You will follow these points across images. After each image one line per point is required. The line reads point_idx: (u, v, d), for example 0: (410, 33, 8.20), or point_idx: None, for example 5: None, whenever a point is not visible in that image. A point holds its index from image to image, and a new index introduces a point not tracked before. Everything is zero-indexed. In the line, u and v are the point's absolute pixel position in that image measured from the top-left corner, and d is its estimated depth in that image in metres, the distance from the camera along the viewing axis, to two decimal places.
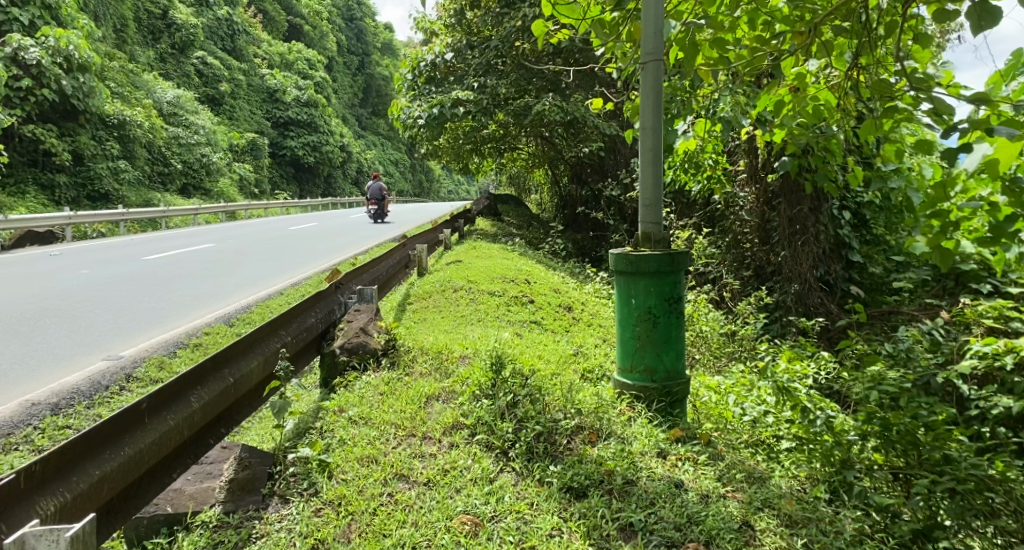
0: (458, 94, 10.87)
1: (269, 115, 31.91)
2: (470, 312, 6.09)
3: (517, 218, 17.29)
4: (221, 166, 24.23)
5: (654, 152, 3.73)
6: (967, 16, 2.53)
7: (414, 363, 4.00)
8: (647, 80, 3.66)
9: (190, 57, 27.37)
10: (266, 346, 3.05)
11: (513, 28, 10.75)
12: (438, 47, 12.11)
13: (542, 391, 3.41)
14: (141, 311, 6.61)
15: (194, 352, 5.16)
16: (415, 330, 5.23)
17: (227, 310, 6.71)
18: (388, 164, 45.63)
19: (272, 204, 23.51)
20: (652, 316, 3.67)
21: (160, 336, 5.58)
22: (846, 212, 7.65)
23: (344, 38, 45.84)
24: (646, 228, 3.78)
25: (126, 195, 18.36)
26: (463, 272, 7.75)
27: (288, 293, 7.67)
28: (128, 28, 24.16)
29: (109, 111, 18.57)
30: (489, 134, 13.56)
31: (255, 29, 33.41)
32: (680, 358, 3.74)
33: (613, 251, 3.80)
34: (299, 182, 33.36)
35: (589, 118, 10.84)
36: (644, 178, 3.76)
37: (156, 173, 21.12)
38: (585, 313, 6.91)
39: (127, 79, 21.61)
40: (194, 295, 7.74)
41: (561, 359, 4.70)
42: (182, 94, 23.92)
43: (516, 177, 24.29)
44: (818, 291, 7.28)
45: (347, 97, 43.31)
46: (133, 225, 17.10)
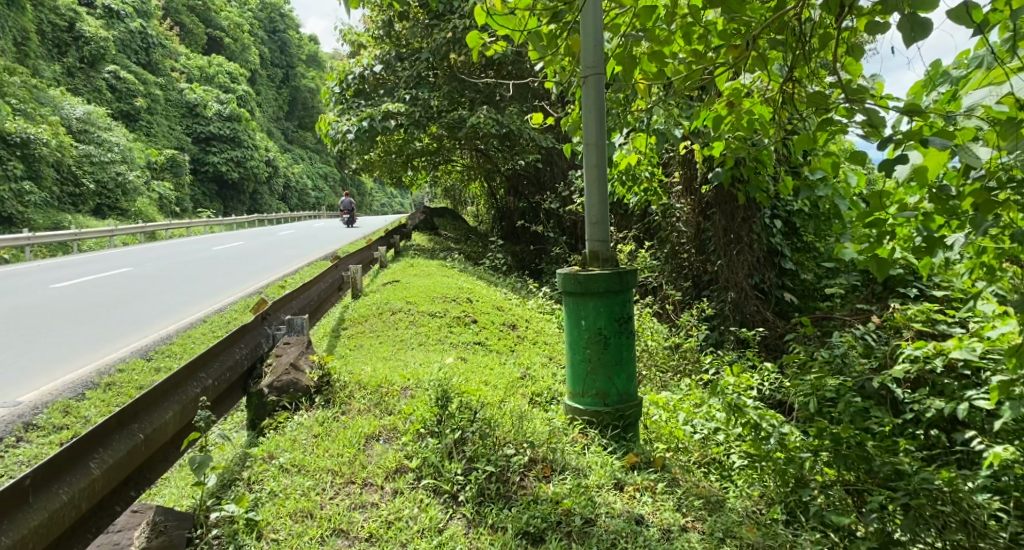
0: (388, 107, 10.59)
1: (190, 130, 30.58)
2: (410, 336, 5.82)
3: (454, 232, 17.06)
4: (138, 185, 22.99)
5: (599, 168, 3.63)
6: (900, 27, 2.53)
7: (351, 398, 3.73)
8: (588, 94, 3.59)
9: (101, 71, 25.94)
10: (184, 389, 2.73)
11: (443, 40, 10.56)
12: (366, 59, 11.79)
13: (491, 424, 3.21)
14: (45, 348, 6.00)
15: (105, 393, 4.69)
16: (352, 359, 4.94)
17: (143, 343, 6.20)
18: (318, 179, 44.56)
19: (195, 223, 22.45)
20: (602, 337, 3.54)
21: (66, 375, 5.08)
22: (778, 220, 7.80)
23: (268, 51, 44.62)
24: (593, 246, 3.67)
25: (32, 217, 17.13)
26: (402, 292, 7.47)
27: (212, 320, 7.20)
28: (31, 41, 22.69)
29: (10, 128, 17.31)
30: (421, 147, 13.31)
31: (171, 42, 32.04)
32: (632, 380, 3.61)
33: (561, 271, 3.67)
34: (223, 199, 32.11)
35: (524, 131, 10.75)
36: (588, 194, 3.65)
37: (65, 194, 19.82)
38: (529, 330, 6.75)
39: (30, 95, 20.24)
40: (107, 325, 7.17)
41: (509, 383, 4.51)
42: (93, 110, 22.60)
43: (451, 190, 24.06)
44: (753, 299, 7.33)
45: (272, 112, 42.09)
46: (41, 250, 15.96)
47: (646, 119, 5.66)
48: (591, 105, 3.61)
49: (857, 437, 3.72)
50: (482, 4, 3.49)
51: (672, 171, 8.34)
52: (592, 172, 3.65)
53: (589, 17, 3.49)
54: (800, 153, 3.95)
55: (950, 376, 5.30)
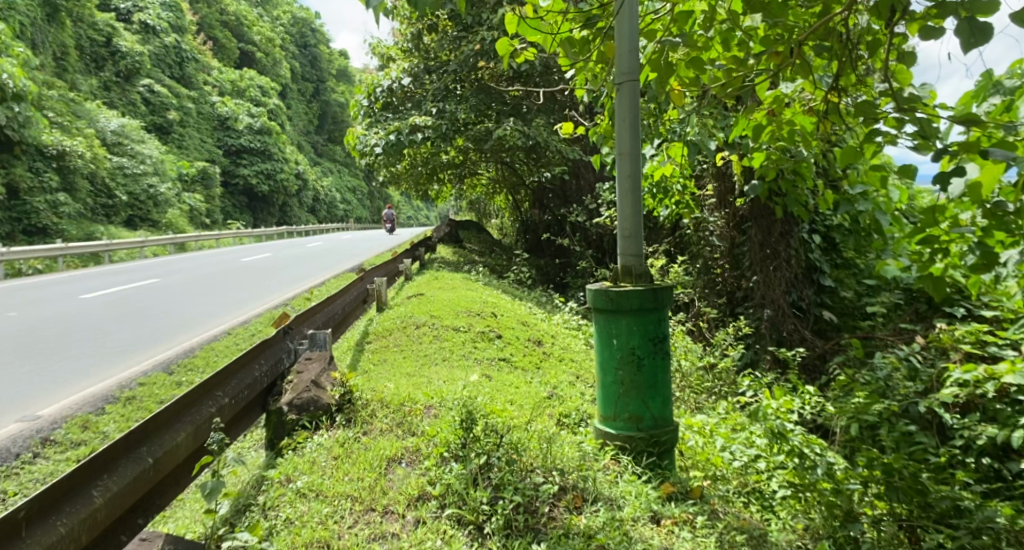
0: (416, 119, 10.54)
1: (221, 143, 31.02)
2: (434, 351, 5.68)
3: (479, 245, 16.98)
4: (170, 197, 23.32)
5: (632, 179, 3.43)
6: (959, 33, 2.38)
7: (372, 418, 3.58)
8: (622, 101, 3.40)
9: (136, 85, 26.46)
10: (198, 410, 2.63)
11: (471, 52, 10.50)
12: (394, 72, 11.77)
13: (519, 449, 3.03)
14: (68, 360, 5.95)
15: (125, 407, 4.62)
16: (375, 374, 4.82)
17: (166, 355, 6.15)
18: (345, 191, 44.96)
19: (224, 234, 22.69)
20: (636, 357, 3.35)
21: (87, 388, 5.02)
22: (815, 235, 7.53)
23: (298, 65, 45.31)
24: (626, 261, 3.49)
25: (66, 228, 17.42)
26: (426, 306, 7.35)
27: (236, 333, 7.14)
28: (69, 56, 23.24)
29: (47, 141, 17.65)
30: (447, 160, 13.25)
31: (204, 57, 32.65)
32: (668, 404, 3.42)
33: (592, 287, 3.50)
34: (252, 211, 32.50)
35: (552, 143, 10.62)
36: (622, 207, 3.47)
37: (99, 205, 20.17)
38: (556, 347, 6.57)
39: (67, 108, 20.67)
40: (132, 337, 7.16)
41: (535, 404, 4.33)
42: (127, 123, 23.01)
43: (476, 202, 24.04)
44: (790, 317, 7.06)
45: (301, 125, 42.67)
46: (74, 261, 16.20)
47: (679, 129, 5.48)
48: (625, 112, 3.42)
49: (911, 468, 3.47)
50: (512, 10, 3.40)
51: (704, 184, 8.13)
52: (625, 183, 3.45)
53: (625, 20, 3.30)
54: (846, 166, 3.74)
55: (1003, 401, 4.99)
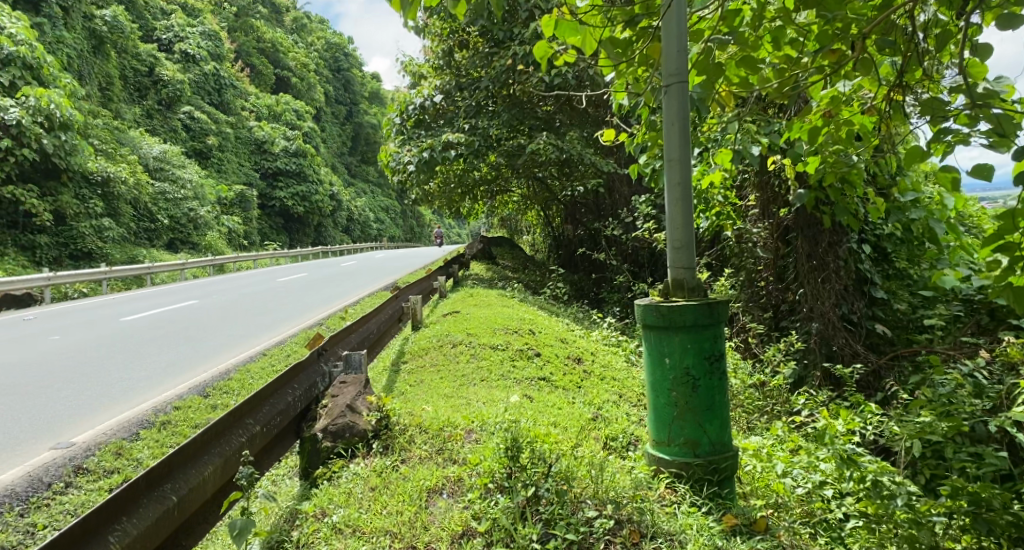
0: (449, 136, 10.46)
1: (257, 167, 31.57)
2: (472, 371, 5.48)
3: (512, 261, 16.82)
4: (209, 220, 23.72)
5: (683, 187, 3.20)
6: None
7: (411, 444, 3.40)
8: (671, 105, 3.19)
9: (177, 112, 27.14)
10: (228, 441, 2.51)
11: (503, 67, 10.40)
12: (426, 90, 11.75)
13: (570, 479, 2.81)
14: (105, 384, 5.93)
15: (159, 433, 4.54)
16: (411, 397, 4.66)
17: (201, 378, 6.08)
18: (379, 211, 45.35)
19: (261, 255, 22.94)
20: (690, 378, 3.12)
21: (123, 413, 4.96)
22: (866, 245, 7.17)
23: (332, 89, 46.16)
24: (677, 274, 3.26)
25: (110, 252, 17.79)
26: (462, 323, 7.18)
27: (271, 354, 7.08)
28: (114, 86, 23.95)
29: (92, 168, 18.09)
30: (479, 177, 13.16)
31: (242, 83, 33.42)
32: (726, 427, 3.17)
33: (639, 302, 3.29)
34: (288, 232, 32.94)
35: (586, 155, 10.41)
36: (671, 217, 3.23)
37: (141, 230, 20.61)
38: (596, 364, 6.33)
39: (111, 136, 21.26)
40: (169, 359, 7.15)
41: (579, 427, 4.09)
42: (168, 149, 23.55)
43: (508, 219, 23.95)
44: (842, 330, 6.72)
45: (335, 146, 43.34)
46: (117, 284, 16.51)
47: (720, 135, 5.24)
48: (674, 116, 3.20)
49: (1001, 499, 3.15)
50: (548, 12, 3.22)
51: (747, 193, 7.84)
52: (675, 191, 3.22)
53: (673, 20, 3.12)
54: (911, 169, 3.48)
55: None
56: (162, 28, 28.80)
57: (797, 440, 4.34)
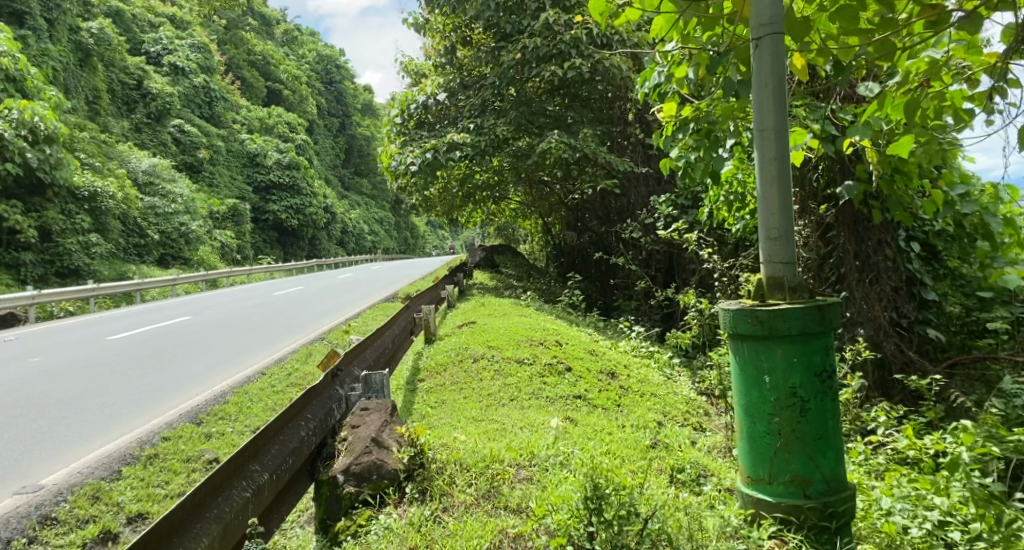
0: (454, 136, 9.92)
1: (249, 180, 30.89)
2: (498, 390, 4.88)
3: (517, 269, 16.22)
4: (200, 235, 22.98)
5: (780, 164, 2.60)
6: None
7: (451, 488, 2.80)
8: (762, 63, 2.59)
9: (167, 125, 26.48)
10: (226, 501, 2.00)
11: (511, 62, 9.85)
12: (429, 87, 11.20)
13: (668, 540, 2.23)
14: (83, 412, 5.29)
15: (144, 470, 3.92)
16: (435, 422, 4.06)
17: (194, 402, 5.45)
18: (373, 223, 44.67)
19: (254, 269, 22.27)
20: (797, 400, 2.52)
21: (104, 445, 4.35)
22: (915, 243, 6.55)
23: (324, 101, 45.69)
24: (770, 269, 2.68)
25: (99, 269, 17.10)
26: (481, 335, 6.57)
27: (270, 373, 6.46)
28: (101, 100, 23.32)
29: (79, 183, 17.39)
30: (484, 181, 12.58)
31: (232, 96, 32.87)
32: (841, 460, 2.59)
33: (725, 306, 2.71)
34: (282, 246, 32.28)
35: (601, 154, 9.83)
36: (764, 200, 2.64)
37: (131, 245, 19.95)
38: (632, 379, 5.72)
39: (99, 150, 20.60)
40: (157, 381, 6.50)
41: (637, 456, 3.52)
42: (158, 162, 22.89)
43: (505, 228, 23.49)
44: (894, 336, 6.17)
45: (327, 158, 42.84)
46: (106, 300, 15.84)
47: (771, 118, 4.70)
48: (765, 76, 2.59)
49: None
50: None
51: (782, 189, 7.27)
52: (771, 169, 2.62)
53: None
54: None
55: None
56: (150, 41, 28.25)
57: (887, 470, 3.75)
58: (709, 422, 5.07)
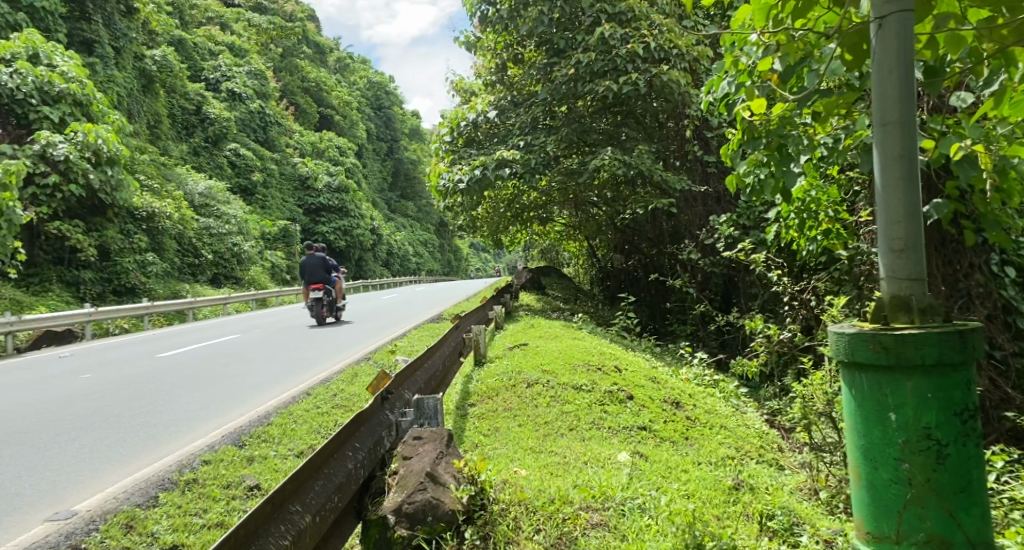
0: (504, 153, 9.68)
1: (300, 202, 31.45)
2: (556, 418, 4.53)
3: (565, 292, 15.87)
4: (252, 255, 23.33)
5: (906, 164, 2.22)
6: None
7: (517, 536, 2.53)
8: (887, 46, 2.25)
9: (223, 149, 27.20)
10: None
11: (565, 78, 9.63)
12: (480, 104, 11.04)
13: None
14: (126, 431, 5.14)
15: (182, 496, 3.69)
16: (491, 453, 3.73)
17: (237, 423, 5.24)
18: (419, 245, 45.00)
19: (303, 290, 22.44)
20: (932, 443, 2.11)
21: (142, 468, 4.15)
22: (1010, 266, 5.94)
23: (373, 126, 46.53)
24: (892, 286, 2.27)
25: (154, 288, 17.41)
26: (535, 358, 6.21)
27: (315, 393, 6.23)
28: (162, 124, 24.06)
29: (137, 203, 17.82)
30: (533, 201, 12.32)
31: (286, 120, 33.66)
32: (984, 517, 2.16)
33: (837, 329, 2.32)
34: None
35: (657, 172, 9.43)
36: (886, 205, 2.26)
37: (186, 265, 20.36)
38: (699, 409, 5.30)
39: (158, 172, 21.15)
40: (203, 400, 6.36)
41: (718, 501, 3.10)
42: (214, 185, 23.40)
43: (549, 252, 23.22)
44: (989, 369, 5.54)
45: (375, 182, 43.46)
46: (159, 318, 16.08)
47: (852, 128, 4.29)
48: (889, 61, 2.24)
49: None
50: None
51: (858, 206, 6.76)
52: (895, 169, 2.24)
53: None
54: None
55: None
56: (210, 68, 29.14)
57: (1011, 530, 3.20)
58: (786, 459, 4.59)
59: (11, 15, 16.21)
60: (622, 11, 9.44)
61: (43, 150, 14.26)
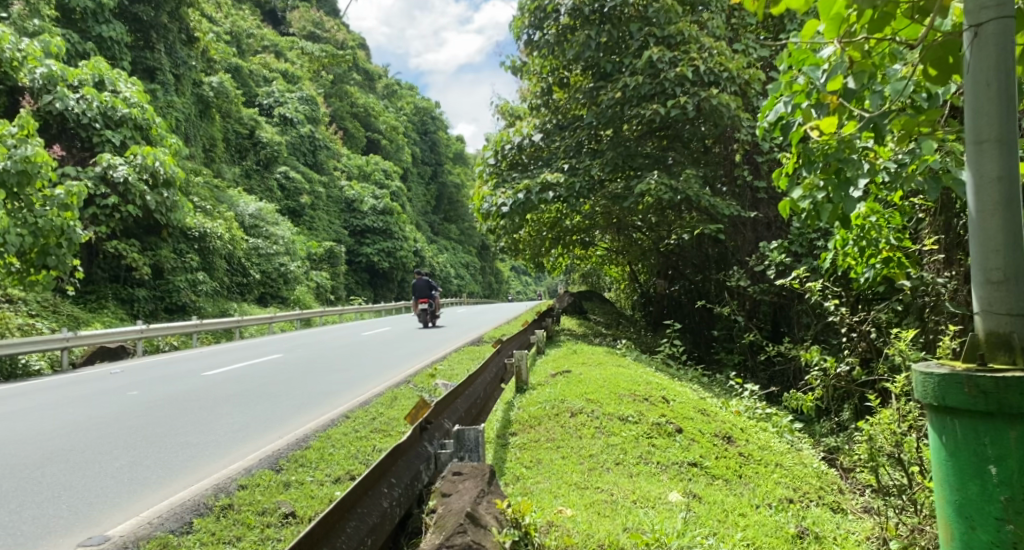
0: (548, 176, 9.58)
1: (346, 225, 31.94)
2: (601, 451, 4.31)
3: (607, 317, 15.61)
4: (298, 275, 23.72)
5: (1007, 186, 2.00)
6: None
7: None
8: (983, 55, 2.05)
9: (273, 172, 27.89)
10: None
11: (611, 101, 9.49)
12: (525, 127, 11.00)
13: None
14: (166, 452, 5.12)
15: (216, 523, 3.60)
16: (534, 487, 3.56)
17: (275, 445, 5.18)
18: (461, 268, 45.21)
19: (346, 310, 22.66)
20: None
21: (178, 492, 4.09)
22: None
23: (419, 150, 47.26)
24: (988, 322, 2.04)
25: (203, 306, 17.79)
26: (578, 386, 5.99)
27: (354, 417, 6.14)
28: (217, 148, 24.83)
29: (190, 224, 18.31)
30: (577, 224, 12.16)
31: (335, 144, 34.42)
32: None
33: (924, 370, 2.09)
34: (373, 288, 33.01)
35: (706, 196, 9.18)
36: (984, 230, 2.04)
37: (235, 284, 20.80)
38: (752, 445, 5.01)
39: (211, 194, 21.77)
40: (243, 421, 6.33)
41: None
42: (264, 207, 23.97)
43: (591, 276, 23.01)
44: None
45: (420, 205, 43.98)
46: (207, 336, 16.39)
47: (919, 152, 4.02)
48: (984, 73, 2.04)
49: None
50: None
51: (922, 233, 6.39)
52: (991, 192, 2.02)
53: None
54: None
55: None
56: (263, 94, 30.07)
57: None
58: (848, 502, 4.26)
59: (79, 44, 16.96)
60: (671, 34, 9.27)
61: (104, 172, 14.77)
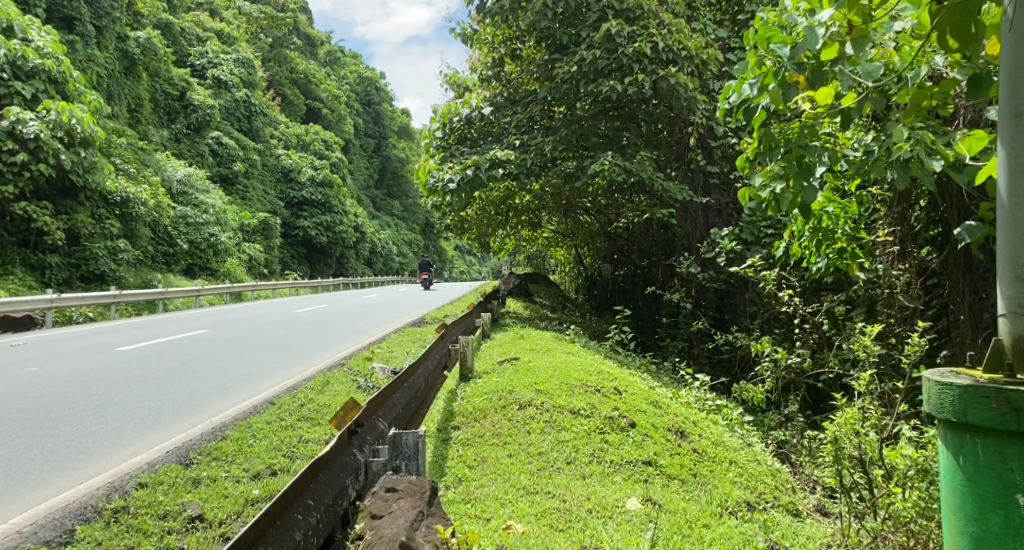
0: (498, 152, 9.15)
1: (283, 196, 30.59)
2: (551, 449, 3.97)
3: (552, 300, 15.36)
4: (229, 247, 22.51)
5: None
6: None
7: None
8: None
9: (205, 136, 26.33)
10: None
11: (567, 75, 9.10)
12: (474, 100, 10.47)
13: None
14: (55, 440, 4.52)
15: (104, 531, 3.09)
16: (482, 493, 3.21)
17: (186, 435, 4.64)
18: (403, 244, 44.27)
19: (280, 285, 21.65)
20: None
21: (61, 492, 3.54)
22: None
23: (362, 122, 45.77)
24: (1014, 325, 1.89)
25: (124, 276, 16.58)
26: (525, 375, 5.64)
27: (280, 403, 5.62)
28: (143, 108, 23.18)
29: (111, 188, 16.99)
30: (525, 204, 11.78)
31: (273, 111, 32.85)
32: None
33: (940, 381, 1.86)
34: (310, 262, 31.85)
35: (658, 178, 8.95)
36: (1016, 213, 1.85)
37: (160, 254, 19.52)
38: (706, 441, 4.78)
39: (136, 157, 20.31)
40: (154, 404, 5.73)
41: None
42: (193, 173, 22.61)
43: (535, 258, 22.75)
44: None
45: (362, 178, 42.67)
46: (127, 308, 15.29)
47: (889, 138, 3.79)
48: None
49: None
50: None
51: (875, 224, 6.27)
52: None
53: None
54: None
55: None
56: (196, 54, 28.26)
57: None
58: (801, 502, 4.07)
59: None
60: (629, 8, 8.92)
61: (11, 127, 13.40)
